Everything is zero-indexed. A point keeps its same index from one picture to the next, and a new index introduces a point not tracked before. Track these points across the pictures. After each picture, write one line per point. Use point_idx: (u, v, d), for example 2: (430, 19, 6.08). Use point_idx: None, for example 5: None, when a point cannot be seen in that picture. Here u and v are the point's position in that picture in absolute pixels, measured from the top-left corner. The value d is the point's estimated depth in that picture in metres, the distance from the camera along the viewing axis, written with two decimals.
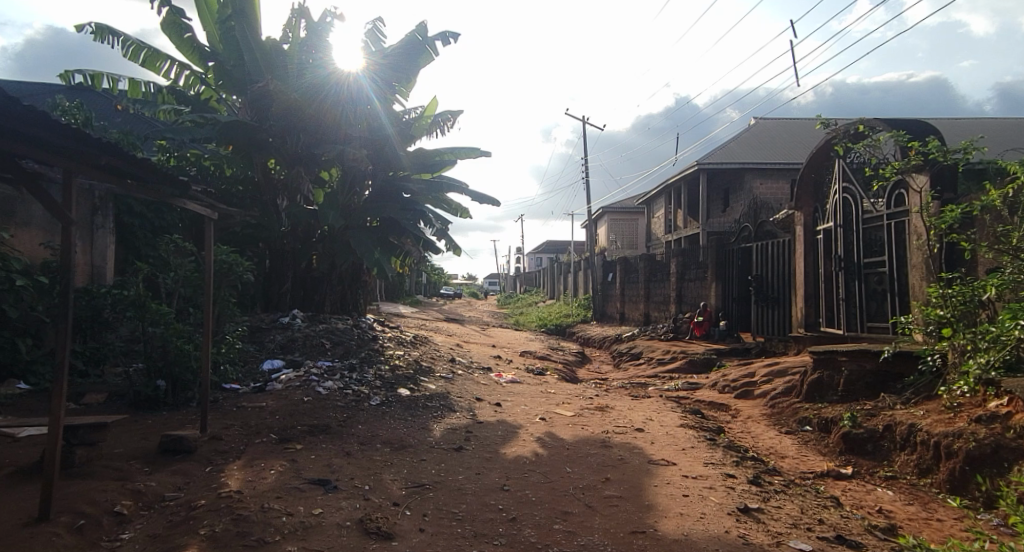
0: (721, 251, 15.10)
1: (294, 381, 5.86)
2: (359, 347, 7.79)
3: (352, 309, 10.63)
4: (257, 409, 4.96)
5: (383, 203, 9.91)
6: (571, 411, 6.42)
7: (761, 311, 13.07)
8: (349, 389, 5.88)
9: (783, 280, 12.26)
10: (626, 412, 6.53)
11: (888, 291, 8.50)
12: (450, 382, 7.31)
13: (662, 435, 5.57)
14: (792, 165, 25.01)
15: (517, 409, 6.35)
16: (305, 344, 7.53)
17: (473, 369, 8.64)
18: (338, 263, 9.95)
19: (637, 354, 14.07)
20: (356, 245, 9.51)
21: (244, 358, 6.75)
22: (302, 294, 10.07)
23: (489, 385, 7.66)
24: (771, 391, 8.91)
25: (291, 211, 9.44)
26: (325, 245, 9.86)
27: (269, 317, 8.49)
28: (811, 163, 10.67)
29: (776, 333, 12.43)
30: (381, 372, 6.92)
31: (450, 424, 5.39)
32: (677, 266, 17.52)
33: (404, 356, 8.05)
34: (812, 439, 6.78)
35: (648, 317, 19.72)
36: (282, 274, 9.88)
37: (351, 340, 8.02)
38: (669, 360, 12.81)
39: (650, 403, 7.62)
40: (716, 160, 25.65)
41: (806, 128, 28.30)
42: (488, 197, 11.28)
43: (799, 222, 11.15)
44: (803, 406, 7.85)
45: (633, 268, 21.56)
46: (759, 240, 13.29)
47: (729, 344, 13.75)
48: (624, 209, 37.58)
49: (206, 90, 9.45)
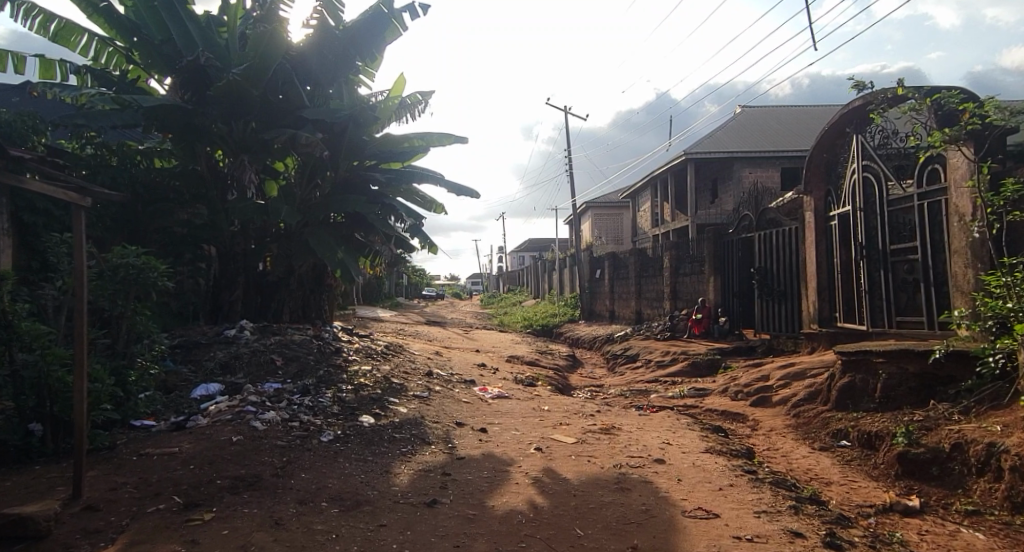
0: (719, 243, 14.12)
1: (226, 414, 4.63)
2: (316, 363, 6.61)
3: (316, 317, 9.42)
4: (165, 456, 3.78)
5: (346, 196, 8.74)
6: (571, 436, 5.32)
7: (766, 306, 12.09)
8: (296, 422, 4.69)
9: (791, 271, 11.29)
10: (637, 436, 5.43)
11: (921, 282, 7.54)
12: (427, 403, 6.16)
13: (688, 466, 4.49)
14: (782, 152, 24.18)
15: (505, 437, 5.22)
16: (252, 363, 6.34)
17: (454, 383, 7.50)
18: (299, 264, 8.75)
19: (633, 356, 13.04)
20: (316, 244, 8.32)
21: (171, 384, 5.54)
22: (257, 301, 8.85)
23: (472, 404, 6.53)
24: (792, 398, 7.88)
25: (241, 206, 8.23)
26: (283, 244, 8.66)
27: (213, 330, 7.28)
28: (821, 143, 9.73)
29: (784, 331, 11.46)
30: (342, 395, 5.76)
31: (422, 465, 4.25)
32: (670, 261, 16.52)
33: (373, 372, 6.88)
34: (856, 458, 5.74)
35: (640, 315, 18.72)
36: (233, 278, 8.65)
37: (308, 355, 6.83)
38: (668, 362, 11.78)
39: (661, 419, 6.54)
40: (703, 150, 24.73)
41: (793, 116, 27.54)
42: (464, 188, 10.16)
43: (809, 208, 10.20)
44: (835, 416, 6.82)
45: (622, 263, 20.56)
46: (762, 229, 12.31)
47: (732, 342, 12.76)
48: (608, 203, 36.61)
49: (133, 69, 8.28)
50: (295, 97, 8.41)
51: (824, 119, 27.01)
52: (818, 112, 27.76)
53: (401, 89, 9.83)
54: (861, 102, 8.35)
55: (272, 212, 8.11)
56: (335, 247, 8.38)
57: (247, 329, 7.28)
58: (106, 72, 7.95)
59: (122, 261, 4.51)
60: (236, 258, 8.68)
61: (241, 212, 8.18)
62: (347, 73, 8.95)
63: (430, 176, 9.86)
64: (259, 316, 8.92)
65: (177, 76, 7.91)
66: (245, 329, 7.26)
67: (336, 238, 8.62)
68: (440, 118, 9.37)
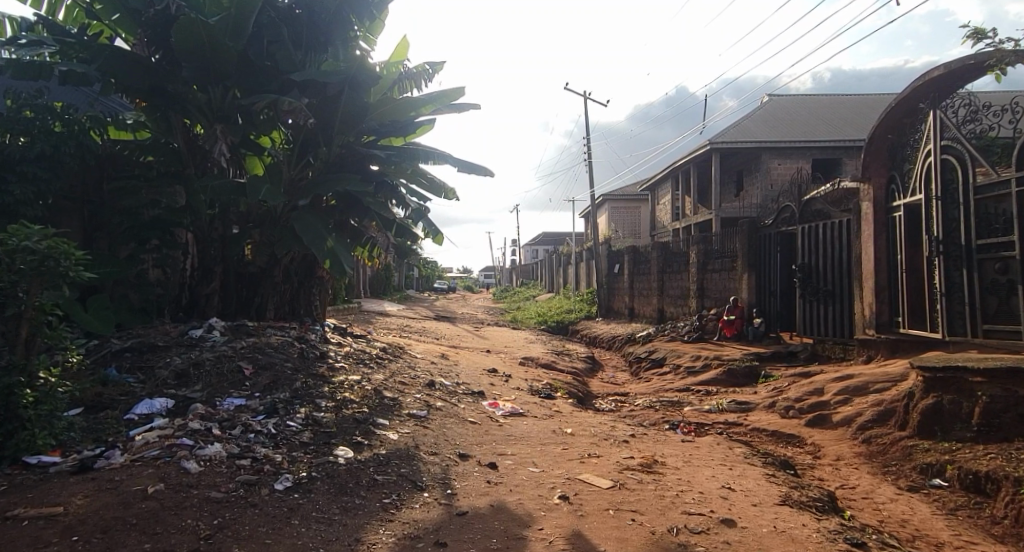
0: (754, 237, 12.93)
1: (152, 449, 3.47)
2: (294, 373, 5.50)
3: (305, 314, 8.30)
4: (41, 522, 2.67)
5: (340, 176, 7.63)
6: (605, 476, 4.16)
7: (809, 307, 10.89)
8: (249, 459, 3.56)
9: (841, 268, 10.07)
10: (688, 477, 4.27)
11: (1018, 283, 6.32)
12: (424, 425, 5.04)
13: (770, 532, 3.31)
14: (814, 142, 22.78)
15: (521, 477, 4.08)
16: (215, 372, 5.23)
17: (460, 396, 6.39)
18: (283, 254, 7.64)
19: (659, 360, 11.87)
20: (303, 230, 7.21)
21: (106, 401, 4.47)
22: (236, 295, 7.74)
23: (480, 425, 5.42)
24: (856, 419, 6.66)
25: (217, 185, 7.15)
26: (264, 229, 7.56)
27: (178, 330, 6.20)
28: (886, 121, 8.55)
29: (830, 335, 10.26)
30: (318, 418, 4.64)
31: (408, 527, 3.11)
32: (698, 256, 15.29)
33: (363, 383, 5.78)
34: (963, 506, 4.54)
35: (662, 314, 17.52)
36: (210, 269, 7.55)
37: (286, 362, 5.73)
38: (700, 369, 10.61)
39: (709, 447, 5.37)
40: (729, 139, 23.40)
41: (825, 104, 26.09)
42: (476, 165, 9.03)
43: (867, 198, 8.98)
44: (918, 445, 5.60)
45: (643, 258, 19.34)
46: (805, 222, 11.08)
47: (770, 347, 11.54)
48: (626, 196, 35.31)
49: (94, 24, 7.20)
50: (283, 60, 7.35)
51: (857, 108, 25.55)
52: (851, 101, 26.27)
53: (404, 52, 8.79)
54: (943, 69, 7.15)
55: (249, 190, 7.04)
56: (325, 234, 7.27)
57: (217, 329, 6.19)
58: (61, 26, 6.89)
59: (20, 245, 3.42)
60: (214, 245, 7.59)
61: (215, 192, 7.09)
62: (345, 36, 7.86)
63: (436, 152, 8.74)
64: (240, 313, 7.83)
65: (147, 33, 6.86)
66: (214, 330, 6.17)
67: (325, 221, 7.54)
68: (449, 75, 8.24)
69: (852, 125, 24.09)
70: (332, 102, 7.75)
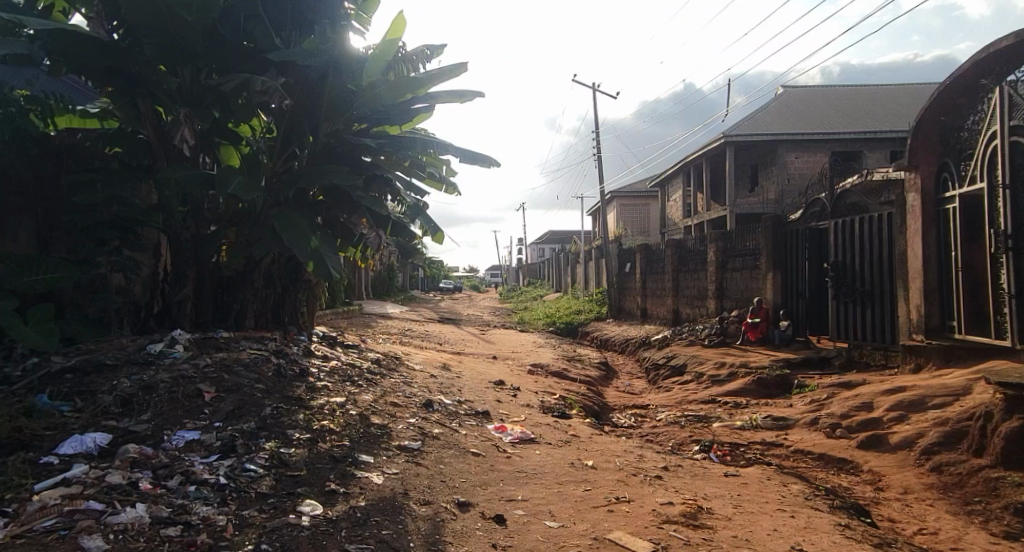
0: (780, 233, 12.06)
1: (51, 517, 2.63)
2: (264, 397, 4.66)
3: (290, 322, 7.44)
4: None
5: (326, 167, 6.80)
6: (641, 535, 3.29)
7: (843, 309, 10.01)
8: (179, 526, 2.73)
9: (881, 266, 9.21)
10: (746, 534, 3.40)
11: None
12: (417, 462, 4.19)
13: None
14: (833, 134, 21.83)
15: (535, 536, 3.23)
16: (169, 397, 4.39)
17: (463, 418, 5.56)
18: (262, 255, 6.80)
19: (679, 367, 10.99)
20: (282, 229, 6.38)
21: (24, 439, 3.64)
22: (211, 302, 6.92)
23: (486, 457, 4.58)
24: (919, 441, 5.77)
25: (184, 177, 6.30)
26: (241, 228, 6.72)
27: (135, 345, 5.37)
28: (938, 102, 7.67)
29: (870, 339, 9.40)
30: (285, 456, 3.80)
31: None
32: (717, 254, 14.38)
33: (347, 406, 4.94)
34: None
35: (677, 315, 16.64)
36: (181, 274, 6.71)
37: (256, 383, 4.89)
38: (726, 377, 9.74)
39: (758, 483, 4.49)
40: (744, 132, 22.45)
41: (843, 95, 25.12)
42: (479, 156, 8.19)
43: (913, 188, 8.10)
44: (1005, 477, 4.70)
45: (656, 257, 18.44)
46: (837, 216, 10.19)
47: (800, 352, 10.67)
48: (635, 193, 34.36)
49: None
50: (261, 37, 6.52)
51: (877, 99, 24.54)
52: (871, 91, 25.29)
53: (400, 29, 7.96)
54: (1013, 38, 6.28)
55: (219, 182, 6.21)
56: (308, 233, 6.43)
57: (180, 343, 5.36)
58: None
59: None
60: (186, 245, 6.75)
61: (181, 185, 6.24)
62: (333, 10, 7.04)
63: (435, 142, 7.91)
64: (216, 322, 6.99)
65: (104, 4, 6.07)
66: (176, 344, 5.34)
67: (308, 217, 6.71)
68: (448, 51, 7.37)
69: (873, 116, 23.12)
70: (316, 85, 6.93)
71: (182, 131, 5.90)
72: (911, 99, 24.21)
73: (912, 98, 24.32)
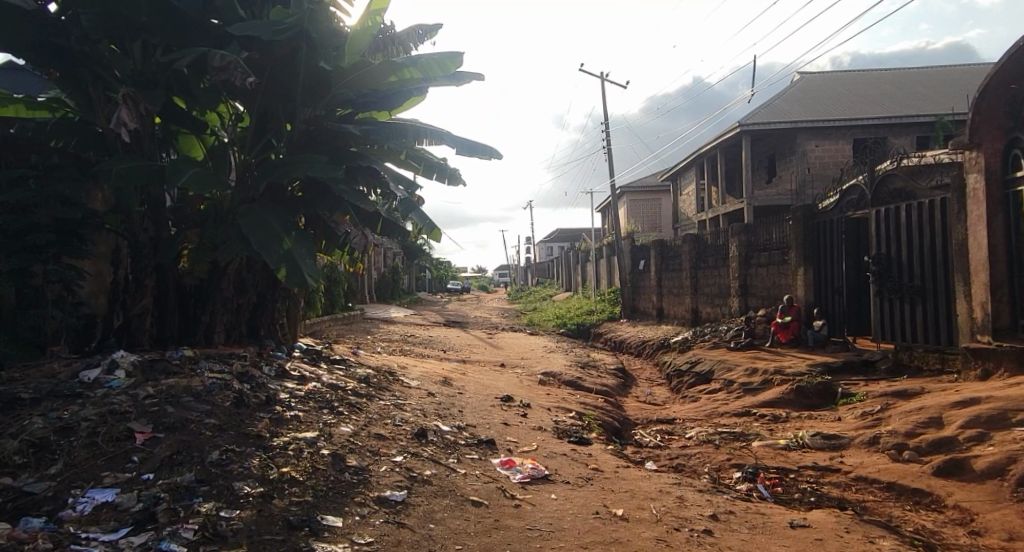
0: (811, 224, 11.07)
1: None
2: (213, 438, 3.74)
3: (266, 336, 6.53)
4: None
5: (301, 158, 5.91)
6: None
7: (888, 306, 9.06)
8: None
9: (933, 259, 8.26)
10: None
11: None
12: (400, 522, 3.26)
13: None
14: (855, 120, 20.77)
15: None
16: (89, 443, 3.48)
17: (463, 452, 4.64)
18: (229, 261, 5.90)
19: (705, 374, 10.02)
20: (249, 231, 5.50)
21: None
22: (175, 314, 6.03)
23: (489, 508, 3.66)
24: (1012, 468, 4.78)
25: (132, 168, 5.39)
26: (204, 229, 5.83)
27: (69, 371, 4.47)
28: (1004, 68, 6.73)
29: (921, 340, 8.45)
30: (221, 525, 2.88)
31: None
32: (739, 249, 13.40)
33: (319, 444, 4.01)
34: None
35: (696, 315, 15.66)
36: (138, 283, 5.83)
37: (206, 418, 3.97)
38: (759, 386, 8.77)
39: (835, 537, 3.53)
40: (761, 120, 21.42)
41: (863, 80, 24.03)
42: (479, 146, 7.26)
43: (975, 168, 7.15)
44: None
45: (672, 253, 17.46)
46: (879, 204, 9.22)
47: (839, 356, 9.67)
48: (646, 188, 33.34)
49: None
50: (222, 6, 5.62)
51: (900, 82, 23.44)
52: (891, 75, 24.19)
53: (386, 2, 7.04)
54: None
55: (170, 175, 5.28)
56: (279, 235, 5.55)
57: (122, 368, 4.46)
58: None
59: None
60: (144, 250, 5.86)
61: (128, 178, 5.32)
62: None
63: (429, 130, 7.01)
64: (181, 338, 6.09)
65: None
66: (116, 370, 4.43)
67: (281, 216, 5.81)
68: (449, 44, 6.45)
69: (895, 100, 22.03)
70: (291, 63, 6.02)
71: (120, 112, 4.98)
72: (934, 82, 23.09)
73: (936, 81, 23.21)
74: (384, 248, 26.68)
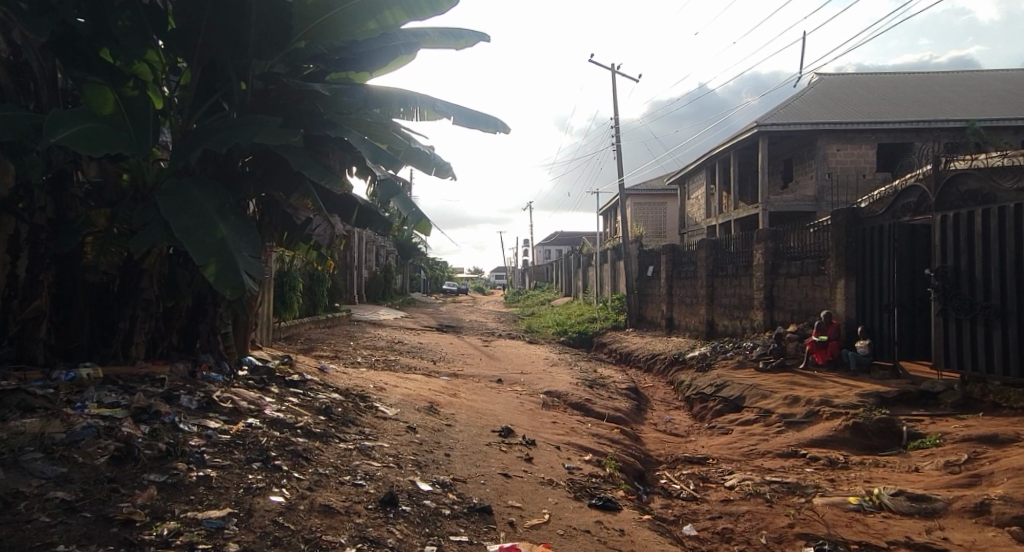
0: (856, 230, 9.69)
1: None
2: (46, 529, 2.38)
3: (204, 351, 5.06)
4: None
5: (248, 120, 4.53)
6: None
7: (955, 329, 7.75)
8: None
9: (1017, 275, 6.96)
10: None
11: None
12: None
13: None
14: (880, 123, 19.49)
15: None
16: None
17: (448, 535, 3.26)
18: (148, 253, 4.49)
19: (734, 401, 8.65)
20: (168, 212, 4.08)
21: None
22: (82, 321, 4.65)
23: None
24: None
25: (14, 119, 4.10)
26: (117, 210, 4.45)
27: None
28: None
29: (999, 370, 7.14)
30: None
31: None
32: (765, 257, 12.05)
33: (226, 534, 2.63)
34: None
35: (713, 328, 14.29)
36: (30, 279, 4.43)
37: (52, 491, 2.60)
38: (802, 419, 7.42)
39: None
40: (780, 120, 20.09)
41: (887, 83, 22.76)
42: (480, 117, 5.96)
43: None
44: None
45: (685, 259, 16.09)
46: (946, 209, 7.92)
47: (891, 384, 8.34)
48: (652, 191, 31.98)
49: None
50: None
51: (926, 86, 22.21)
52: (914, 78, 22.94)
53: None
54: None
55: (47, 127, 3.76)
56: (210, 219, 4.13)
57: None
58: None
59: None
60: (39, 235, 4.42)
61: None
62: None
63: (418, 96, 5.66)
64: (92, 352, 4.69)
65: None
66: None
67: (218, 194, 4.39)
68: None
69: (921, 104, 20.78)
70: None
71: None
72: (961, 86, 21.85)
73: (962, 85, 21.99)
74: (375, 245, 25.24)
